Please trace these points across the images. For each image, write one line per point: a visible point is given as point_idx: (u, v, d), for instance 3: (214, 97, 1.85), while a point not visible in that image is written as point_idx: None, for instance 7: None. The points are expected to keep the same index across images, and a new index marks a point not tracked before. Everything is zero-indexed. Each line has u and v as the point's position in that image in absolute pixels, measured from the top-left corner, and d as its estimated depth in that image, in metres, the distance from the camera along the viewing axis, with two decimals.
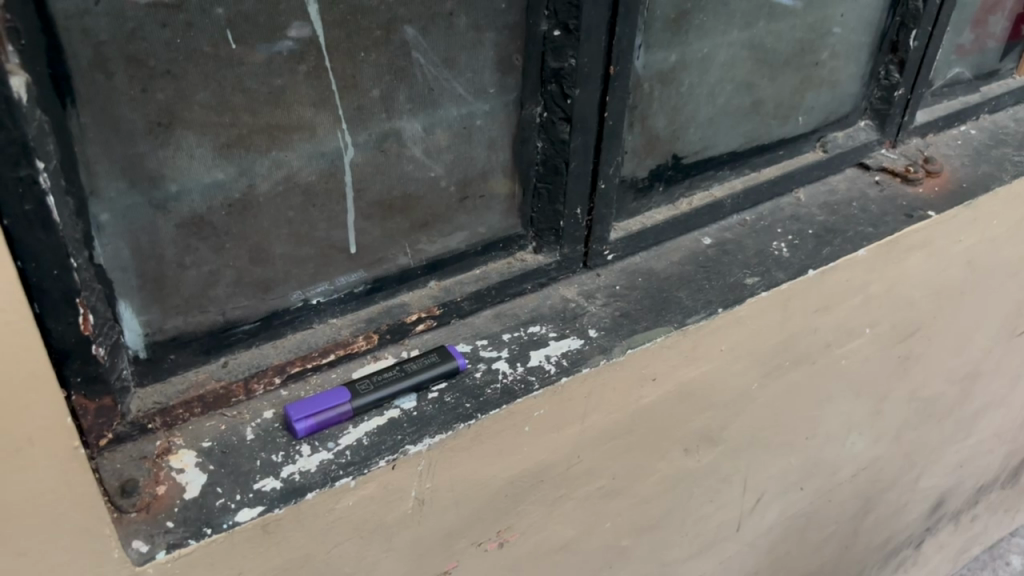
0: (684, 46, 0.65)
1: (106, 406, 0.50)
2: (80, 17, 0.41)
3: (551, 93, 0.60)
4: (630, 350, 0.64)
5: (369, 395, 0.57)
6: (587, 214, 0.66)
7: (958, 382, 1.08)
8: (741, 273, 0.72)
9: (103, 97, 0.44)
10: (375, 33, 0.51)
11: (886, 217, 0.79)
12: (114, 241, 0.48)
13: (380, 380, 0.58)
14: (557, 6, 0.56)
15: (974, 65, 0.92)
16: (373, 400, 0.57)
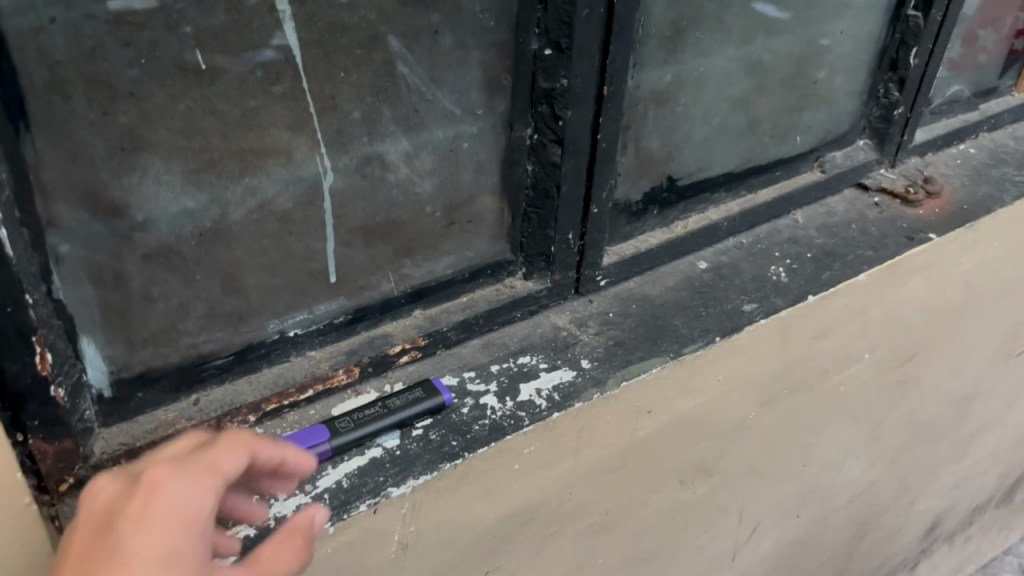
0: (679, 64, 0.63)
1: (66, 450, 0.47)
2: (34, 36, 0.38)
3: (542, 114, 0.57)
4: (624, 382, 0.61)
5: (350, 433, 0.54)
6: (579, 239, 0.63)
7: (955, 403, 1.06)
8: (738, 299, 0.69)
9: (60, 121, 0.40)
10: (356, 52, 0.48)
11: (887, 239, 0.77)
12: (75, 273, 0.45)
13: (360, 417, 0.55)
14: (548, 24, 0.53)
15: (972, 82, 0.89)
16: (351, 438, 0.54)
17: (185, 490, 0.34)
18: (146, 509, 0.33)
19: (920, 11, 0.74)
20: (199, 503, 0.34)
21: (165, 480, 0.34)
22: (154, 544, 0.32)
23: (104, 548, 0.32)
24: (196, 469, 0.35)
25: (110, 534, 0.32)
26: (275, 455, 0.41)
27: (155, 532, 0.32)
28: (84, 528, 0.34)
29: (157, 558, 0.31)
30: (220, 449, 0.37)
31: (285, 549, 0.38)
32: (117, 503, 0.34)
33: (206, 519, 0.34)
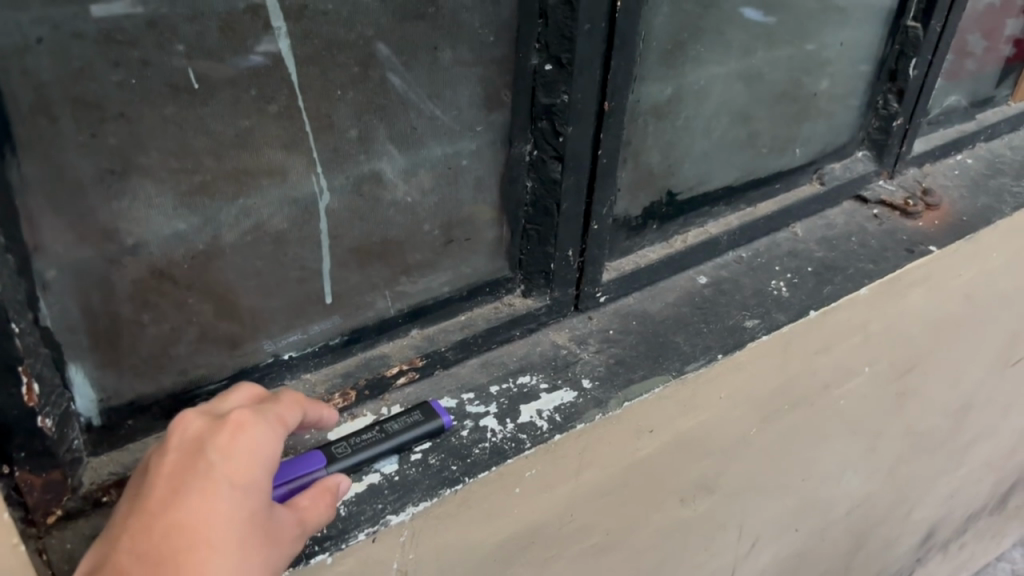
0: (680, 78, 0.62)
1: (54, 481, 0.46)
2: (20, 56, 0.36)
3: (542, 130, 0.56)
4: (626, 403, 0.59)
5: (346, 460, 0.51)
6: (579, 256, 0.62)
7: (952, 413, 1.05)
8: (739, 315, 0.68)
9: (47, 144, 0.39)
10: (353, 69, 0.46)
11: (887, 252, 0.76)
12: (63, 299, 0.44)
13: (360, 442, 0.53)
14: (549, 39, 0.52)
15: (970, 92, 0.89)
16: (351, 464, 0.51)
17: (260, 438, 0.43)
18: (232, 442, 0.42)
19: (920, 22, 0.73)
20: (272, 450, 0.43)
21: (244, 424, 0.43)
22: (237, 474, 0.41)
23: (194, 467, 0.40)
24: (269, 419, 0.44)
25: (199, 458, 0.41)
26: (316, 414, 0.50)
27: (239, 464, 0.41)
28: (172, 451, 0.42)
29: (241, 480, 0.41)
30: (284, 408, 0.46)
31: (320, 501, 0.46)
32: (204, 434, 0.42)
33: (274, 459, 0.43)
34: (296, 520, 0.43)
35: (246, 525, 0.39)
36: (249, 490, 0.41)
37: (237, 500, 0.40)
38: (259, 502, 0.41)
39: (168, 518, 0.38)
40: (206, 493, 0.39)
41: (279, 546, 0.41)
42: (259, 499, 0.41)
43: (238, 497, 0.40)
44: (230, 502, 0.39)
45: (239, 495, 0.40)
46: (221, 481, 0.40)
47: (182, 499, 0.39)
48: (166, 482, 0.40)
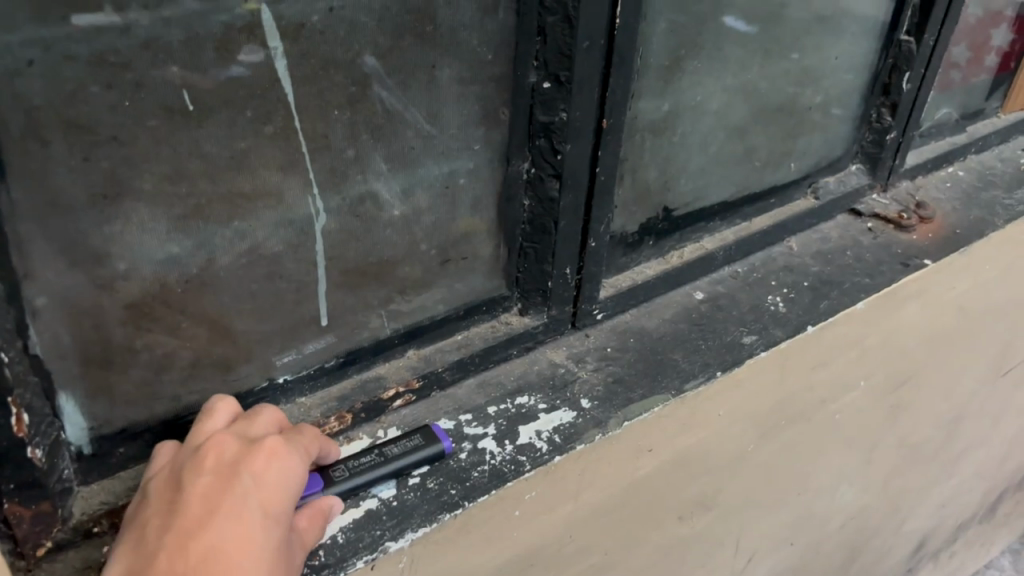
0: (677, 94, 0.61)
1: (43, 513, 0.44)
2: (10, 79, 0.35)
3: (540, 148, 0.55)
4: (626, 423, 0.59)
5: (346, 481, 0.51)
6: (577, 273, 0.61)
7: (944, 424, 1.05)
8: (737, 331, 0.68)
9: (38, 169, 0.38)
10: (351, 89, 0.46)
11: (882, 266, 0.76)
12: (53, 327, 0.42)
13: (359, 464, 0.52)
14: (547, 57, 0.51)
15: (961, 104, 0.89)
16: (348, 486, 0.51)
17: (290, 469, 0.44)
18: (265, 471, 0.43)
19: (913, 35, 0.73)
20: (298, 482, 0.45)
21: (277, 454, 0.44)
22: (268, 505, 0.42)
23: (231, 491, 0.41)
24: (298, 450, 0.46)
25: (235, 483, 0.42)
26: (324, 450, 0.50)
27: (271, 495, 0.43)
28: (204, 470, 0.42)
29: (272, 510, 0.42)
30: (308, 439, 0.48)
31: (317, 522, 0.47)
32: (239, 459, 0.43)
33: (297, 490, 0.45)
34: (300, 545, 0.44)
35: (275, 557, 0.41)
36: (278, 522, 0.42)
37: (268, 531, 0.41)
38: (284, 534, 0.42)
39: (207, 540, 0.39)
40: (242, 521, 0.40)
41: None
42: (284, 531, 0.42)
43: (270, 529, 0.41)
44: (262, 533, 0.41)
45: (270, 526, 0.41)
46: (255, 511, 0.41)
47: (219, 524, 0.40)
48: (201, 503, 0.41)
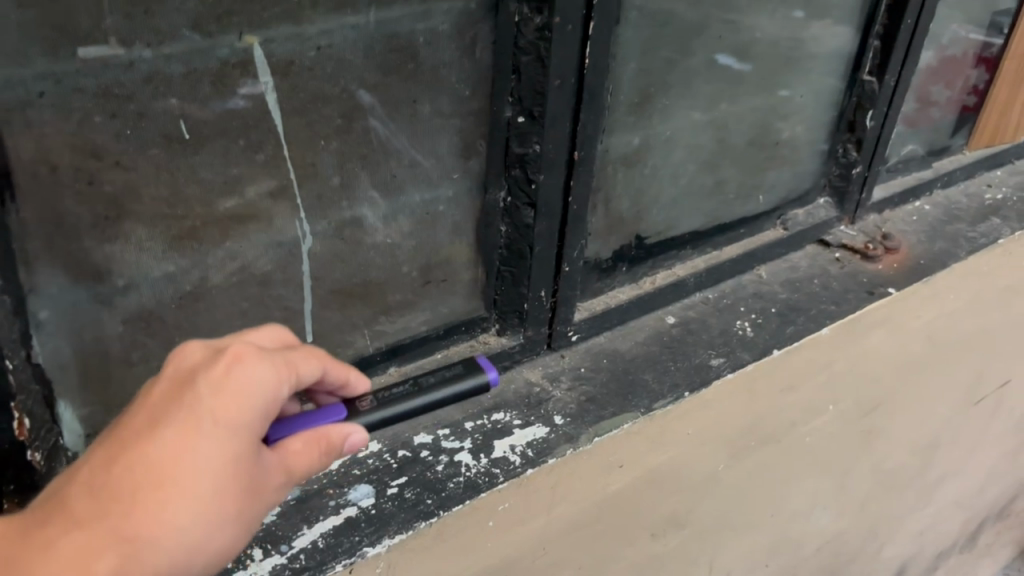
0: (648, 129, 0.65)
1: None
2: (22, 109, 0.39)
3: (515, 178, 0.58)
4: (597, 438, 0.62)
5: (370, 413, 0.50)
6: (552, 296, 0.64)
7: (919, 452, 1.08)
8: (706, 353, 0.71)
9: (46, 192, 0.41)
10: (338, 121, 0.49)
11: (848, 294, 0.79)
12: (55, 338, 0.46)
13: (392, 394, 0.52)
14: (522, 93, 0.54)
15: (926, 141, 0.93)
16: (382, 416, 0.50)
17: (261, 374, 0.41)
18: (226, 377, 0.39)
19: (875, 76, 0.77)
20: (271, 392, 0.41)
21: (243, 360, 0.40)
22: (224, 412, 0.38)
23: (181, 399, 0.38)
24: (275, 358, 0.42)
25: (188, 390, 0.39)
26: (339, 375, 0.48)
27: (230, 403, 0.39)
28: (166, 385, 0.40)
29: (226, 420, 0.38)
30: (297, 355, 0.44)
31: (311, 451, 0.44)
32: (200, 366, 0.40)
33: (273, 400, 0.41)
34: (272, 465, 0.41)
35: (220, 468, 0.37)
36: (233, 432, 0.38)
37: (215, 443, 0.37)
38: (243, 444, 0.39)
39: (139, 452, 0.36)
40: (185, 429, 0.37)
41: (250, 494, 0.39)
42: (242, 442, 0.39)
43: (220, 438, 0.38)
44: (206, 446, 0.37)
45: (220, 437, 0.38)
46: (204, 419, 0.38)
47: (158, 433, 0.37)
48: (150, 412, 0.38)
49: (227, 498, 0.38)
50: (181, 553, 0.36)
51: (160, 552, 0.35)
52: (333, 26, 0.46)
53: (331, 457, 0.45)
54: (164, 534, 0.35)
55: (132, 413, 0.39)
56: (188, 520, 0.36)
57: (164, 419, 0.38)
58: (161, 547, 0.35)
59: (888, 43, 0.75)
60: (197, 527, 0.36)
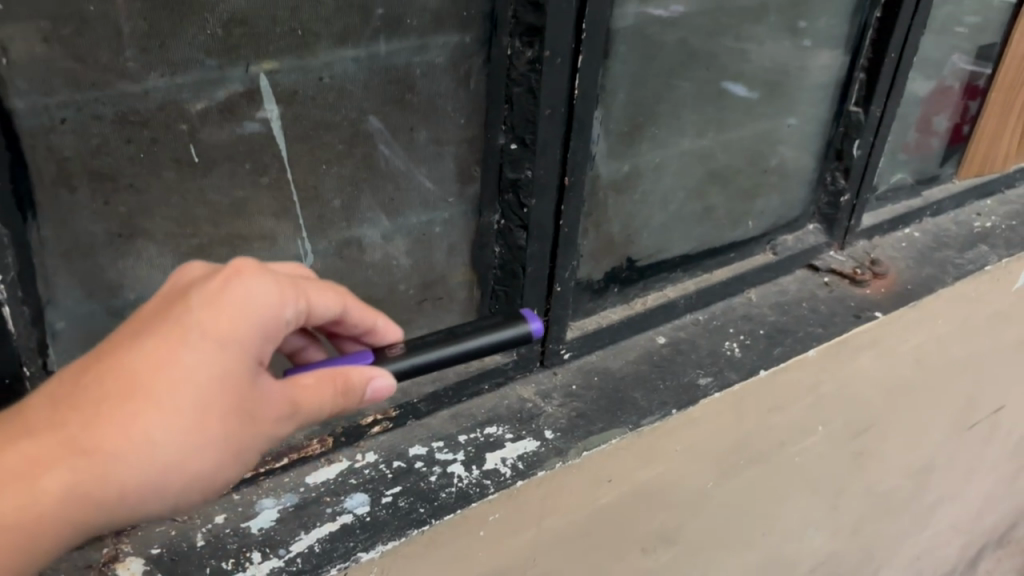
0: (637, 156, 0.68)
1: None
2: (45, 135, 0.42)
3: (509, 202, 0.61)
4: (586, 452, 0.64)
5: (392, 363, 0.49)
6: (544, 315, 0.66)
7: (913, 475, 1.09)
8: (694, 372, 0.73)
9: (65, 211, 0.45)
10: (339, 147, 0.53)
11: (835, 317, 0.81)
12: (70, 348, 0.49)
13: (425, 340, 0.52)
14: (514, 121, 0.58)
15: (914, 169, 0.96)
16: (414, 361, 0.50)
17: (259, 291, 0.41)
18: (222, 291, 0.40)
19: (861, 107, 0.80)
20: (269, 311, 0.41)
21: (242, 275, 0.41)
22: (212, 327, 0.39)
23: (173, 310, 0.39)
24: (277, 277, 0.42)
25: (182, 302, 0.40)
26: (365, 322, 0.49)
27: (220, 318, 0.39)
28: (168, 296, 0.41)
29: (215, 333, 0.39)
30: (311, 284, 0.44)
31: (324, 386, 0.44)
32: (199, 281, 0.41)
33: (273, 317, 0.41)
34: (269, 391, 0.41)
35: (201, 384, 0.38)
36: (223, 345, 0.39)
37: (200, 355, 0.38)
38: (233, 362, 0.39)
39: (119, 360, 0.38)
40: (170, 340, 0.38)
41: (237, 411, 0.39)
42: (231, 359, 0.39)
43: (205, 353, 0.38)
44: (189, 357, 0.38)
45: (205, 349, 0.38)
46: (191, 332, 0.38)
47: (142, 343, 0.38)
48: (142, 322, 0.40)
49: (207, 414, 0.38)
50: (153, 466, 0.37)
51: (127, 461, 0.37)
52: (334, 58, 0.49)
53: (350, 396, 0.45)
54: (132, 445, 0.37)
55: (130, 322, 0.40)
56: (161, 433, 0.37)
57: (152, 329, 0.39)
58: (128, 458, 0.37)
59: (872, 76, 0.78)
60: (173, 440, 0.37)
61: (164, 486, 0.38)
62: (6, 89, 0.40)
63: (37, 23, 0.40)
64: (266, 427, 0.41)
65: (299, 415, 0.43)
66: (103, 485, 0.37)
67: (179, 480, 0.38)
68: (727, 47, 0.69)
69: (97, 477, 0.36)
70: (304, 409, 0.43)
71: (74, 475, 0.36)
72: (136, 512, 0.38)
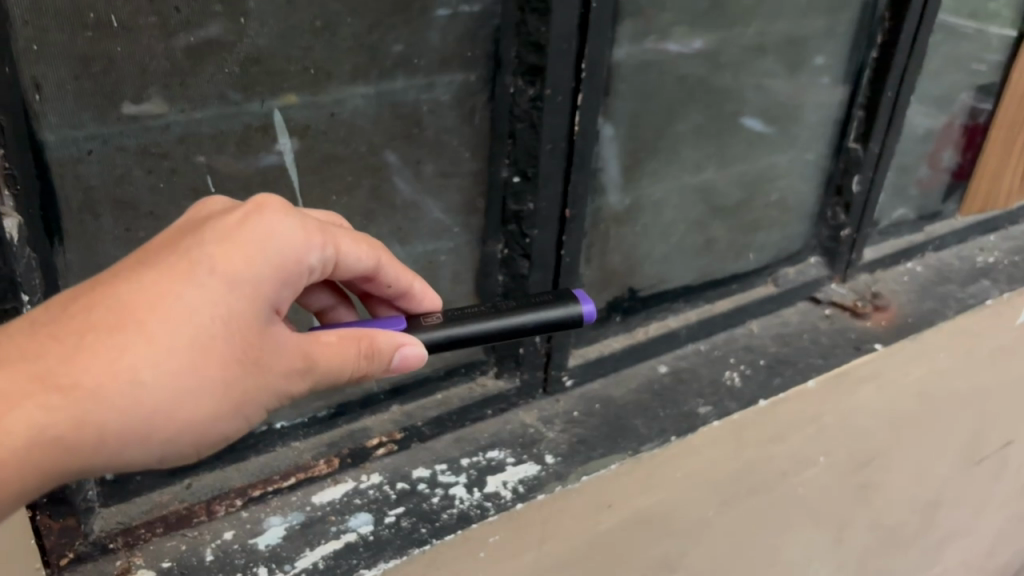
0: (639, 190, 0.71)
1: (69, 526, 0.53)
2: (73, 165, 0.46)
3: (512, 232, 0.63)
4: (585, 477, 0.65)
5: (428, 332, 0.50)
6: (546, 343, 0.70)
7: (921, 508, 1.06)
8: (695, 401, 0.75)
9: (89, 235, 0.48)
10: (348, 178, 0.56)
11: (836, 348, 0.83)
12: None
13: (469, 312, 0.51)
14: (517, 155, 0.60)
15: (916, 205, 0.99)
16: (453, 333, 0.50)
17: (277, 233, 0.42)
18: (238, 228, 0.41)
19: (860, 143, 0.82)
20: (285, 253, 0.42)
21: (261, 213, 0.42)
22: (221, 266, 0.40)
23: (184, 243, 0.40)
24: (297, 217, 0.43)
25: (195, 236, 0.41)
26: (405, 282, 0.51)
27: (231, 258, 0.40)
28: (179, 231, 0.42)
29: (222, 271, 0.40)
30: (340, 230, 0.46)
31: (348, 345, 0.45)
32: (216, 216, 0.42)
33: (289, 259, 0.42)
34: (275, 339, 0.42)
35: (201, 322, 0.39)
36: (229, 284, 0.40)
37: (204, 292, 0.39)
38: (238, 303, 0.40)
39: (119, 291, 0.38)
40: (175, 275, 0.39)
41: (236, 354, 0.40)
42: (234, 301, 0.40)
43: (208, 291, 0.39)
44: (190, 294, 0.39)
45: (209, 286, 0.39)
46: (198, 269, 0.39)
47: (145, 275, 0.39)
48: (151, 252, 0.41)
49: (200, 356, 0.39)
50: (139, 405, 0.38)
51: (113, 397, 0.37)
52: (345, 96, 0.52)
53: (374, 359, 0.46)
54: (119, 383, 0.37)
55: (132, 256, 0.41)
56: (152, 371, 0.38)
57: (156, 263, 0.40)
58: (114, 392, 0.37)
59: (871, 113, 0.81)
60: (161, 380, 0.38)
61: (148, 428, 0.39)
62: (39, 122, 0.43)
63: (69, 62, 0.43)
64: (263, 376, 0.42)
65: (313, 370, 0.44)
66: (84, 423, 0.37)
67: (165, 424, 0.39)
68: (726, 85, 0.71)
69: (78, 413, 0.37)
70: (313, 362, 0.44)
71: (52, 408, 0.36)
72: (114, 456, 0.39)
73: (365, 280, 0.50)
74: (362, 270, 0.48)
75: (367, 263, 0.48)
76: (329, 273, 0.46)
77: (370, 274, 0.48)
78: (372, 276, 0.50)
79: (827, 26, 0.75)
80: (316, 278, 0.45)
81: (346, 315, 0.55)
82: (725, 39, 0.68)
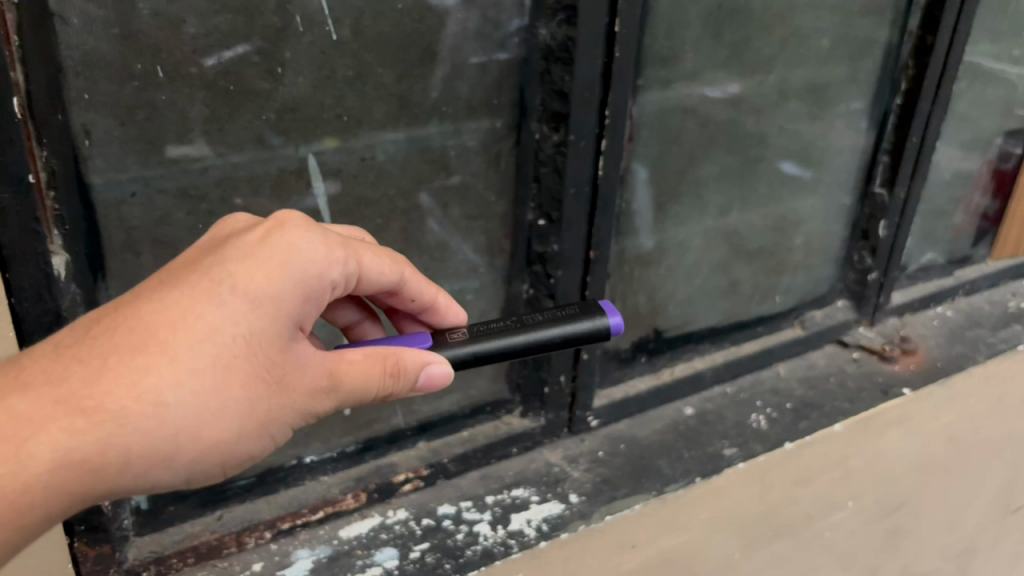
0: (662, 233, 0.72)
1: (104, 554, 0.56)
2: (117, 206, 0.49)
3: (536, 272, 0.65)
4: (609, 516, 0.66)
5: (453, 347, 0.51)
6: (571, 381, 0.71)
7: (955, 558, 1.01)
8: (719, 443, 0.75)
9: (131, 273, 0.51)
10: (378, 220, 0.58)
11: (862, 392, 0.83)
12: None
13: (494, 327, 0.52)
14: (541, 200, 0.62)
15: (945, 250, 0.99)
16: (476, 350, 0.51)
17: (297, 249, 0.44)
18: (259, 247, 0.43)
19: (886, 189, 0.83)
20: (307, 270, 0.44)
21: (280, 229, 0.44)
22: (241, 283, 0.42)
23: (204, 263, 0.42)
24: (316, 233, 0.45)
25: (216, 255, 0.43)
26: (430, 297, 0.53)
27: (252, 275, 0.42)
28: (200, 252, 0.44)
29: (243, 289, 0.42)
30: (361, 245, 0.48)
31: (372, 362, 0.47)
32: (236, 235, 0.44)
33: (309, 275, 0.44)
34: (298, 356, 0.44)
35: (223, 340, 0.41)
36: (251, 301, 0.42)
37: (225, 310, 0.41)
38: (259, 321, 0.42)
39: (141, 311, 0.40)
40: (197, 294, 0.41)
41: (259, 370, 0.42)
42: (255, 317, 0.42)
43: (229, 309, 0.41)
44: (211, 312, 0.41)
45: (230, 305, 0.41)
46: (218, 287, 0.42)
47: (167, 295, 0.41)
48: (171, 272, 0.43)
49: (222, 373, 0.41)
50: (162, 425, 0.40)
51: (136, 418, 0.39)
52: (375, 142, 0.55)
53: (401, 376, 0.48)
54: (144, 404, 0.39)
55: (155, 278, 0.43)
56: (174, 391, 0.40)
57: (178, 282, 0.42)
58: (139, 414, 0.39)
59: (895, 159, 0.81)
60: (184, 400, 0.40)
61: (172, 448, 0.40)
62: (86, 165, 0.46)
63: (115, 111, 0.46)
64: (286, 394, 0.44)
65: (338, 387, 0.46)
66: (109, 446, 0.38)
67: (189, 444, 0.41)
68: (749, 131, 0.73)
69: (101, 438, 0.38)
70: (337, 380, 0.46)
71: (76, 431, 0.38)
72: (139, 479, 0.40)
73: (389, 294, 0.52)
74: (384, 285, 0.50)
75: (389, 279, 0.49)
76: (352, 288, 0.48)
77: (393, 289, 0.50)
78: (395, 290, 0.51)
79: (849, 74, 0.76)
80: (339, 293, 0.47)
81: (372, 330, 0.57)
82: (746, 87, 0.70)
